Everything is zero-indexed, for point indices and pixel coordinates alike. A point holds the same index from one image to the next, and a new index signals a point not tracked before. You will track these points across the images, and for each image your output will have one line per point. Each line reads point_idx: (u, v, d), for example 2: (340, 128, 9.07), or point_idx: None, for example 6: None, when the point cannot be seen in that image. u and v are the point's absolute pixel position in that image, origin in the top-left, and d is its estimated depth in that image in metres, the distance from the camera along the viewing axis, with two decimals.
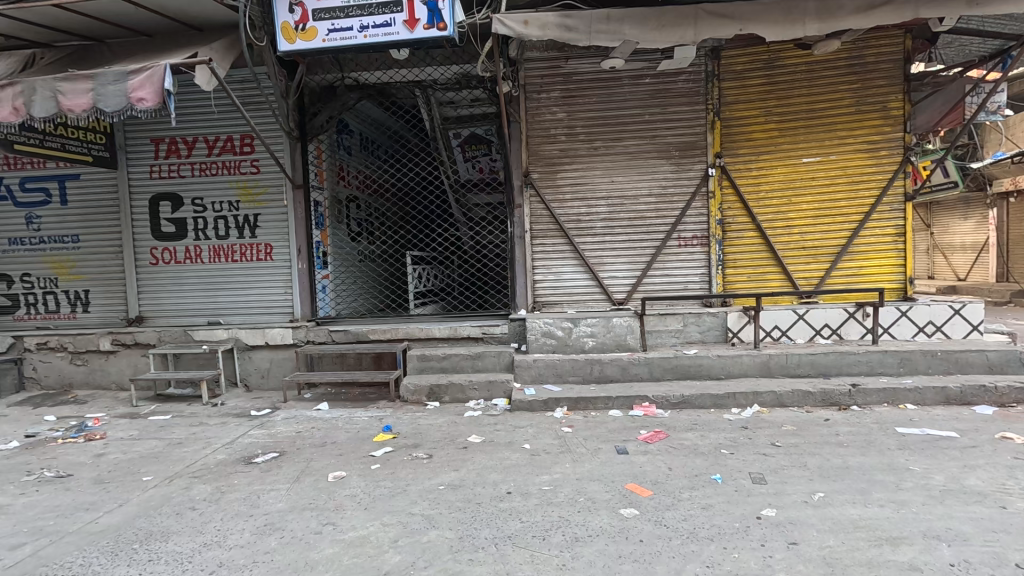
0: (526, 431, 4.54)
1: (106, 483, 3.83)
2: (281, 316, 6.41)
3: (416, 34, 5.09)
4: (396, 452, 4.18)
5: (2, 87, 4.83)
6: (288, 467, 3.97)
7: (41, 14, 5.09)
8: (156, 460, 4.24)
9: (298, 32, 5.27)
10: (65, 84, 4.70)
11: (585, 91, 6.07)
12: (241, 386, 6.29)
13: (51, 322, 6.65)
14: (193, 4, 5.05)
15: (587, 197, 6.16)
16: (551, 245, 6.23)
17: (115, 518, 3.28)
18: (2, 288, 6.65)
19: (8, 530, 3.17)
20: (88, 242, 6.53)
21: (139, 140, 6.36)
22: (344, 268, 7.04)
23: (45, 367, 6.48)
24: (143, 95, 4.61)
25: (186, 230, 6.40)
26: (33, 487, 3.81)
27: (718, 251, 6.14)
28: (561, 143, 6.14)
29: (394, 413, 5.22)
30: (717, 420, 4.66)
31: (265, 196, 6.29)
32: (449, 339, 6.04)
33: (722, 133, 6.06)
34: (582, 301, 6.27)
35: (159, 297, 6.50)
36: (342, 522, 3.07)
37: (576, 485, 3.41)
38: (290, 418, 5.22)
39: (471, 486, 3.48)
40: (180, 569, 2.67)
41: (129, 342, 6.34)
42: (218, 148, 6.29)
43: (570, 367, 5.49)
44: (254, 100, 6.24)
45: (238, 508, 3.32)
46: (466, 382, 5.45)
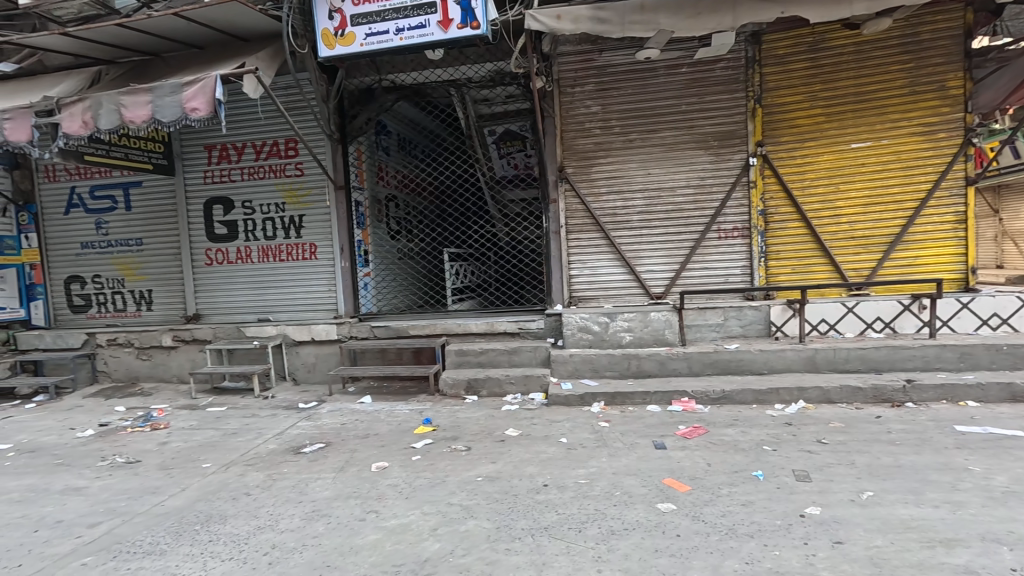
0: (563, 426, 4.56)
1: (170, 469, 4.11)
2: (326, 313, 6.66)
3: (450, 34, 5.17)
4: (435, 444, 4.30)
5: (72, 102, 5.22)
6: (333, 457, 4.14)
7: (105, 33, 5.47)
8: (214, 449, 4.53)
9: (337, 38, 5.45)
10: (127, 98, 5.05)
11: (620, 83, 6.00)
12: (289, 380, 6.59)
13: (119, 320, 7.16)
14: (240, 16, 5.30)
15: (623, 191, 6.09)
16: (587, 239, 6.21)
17: (179, 501, 3.53)
18: (76, 288, 7.21)
19: (86, 510, 3.47)
20: (150, 245, 6.97)
21: (193, 148, 6.74)
22: (385, 266, 7.25)
23: (115, 361, 6.97)
24: (196, 105, 4.89)
25: (236, 232, 6.74)
26: (107, 471, 4.15)
27: (760, 243, 5.96)
28: (596, 137, 6.09)
29: (433, 407, 5.35)
30: (759, 416, 4.54)
31: (309, 198, 6.54)
32: (486, 334, 6.12)
33: (763, 121, 5.87)
34: (619, 296, 6.22)
35: (214, 296, 6.88)
36: (384, 510, 3.20)
37: (613, 479, 3.42)
38: (335, 410, 5.44)
39: (508, 478, 3.55)
40: (237, 549, 2.86)
41: (188, 338, 6.76)
42: (265, 152, 6.59)
43: (607, 362, 5.47)
44: (298, 106, 6.49)
45: (288, 495, 3.50)
46: (503, 376, 5.52)
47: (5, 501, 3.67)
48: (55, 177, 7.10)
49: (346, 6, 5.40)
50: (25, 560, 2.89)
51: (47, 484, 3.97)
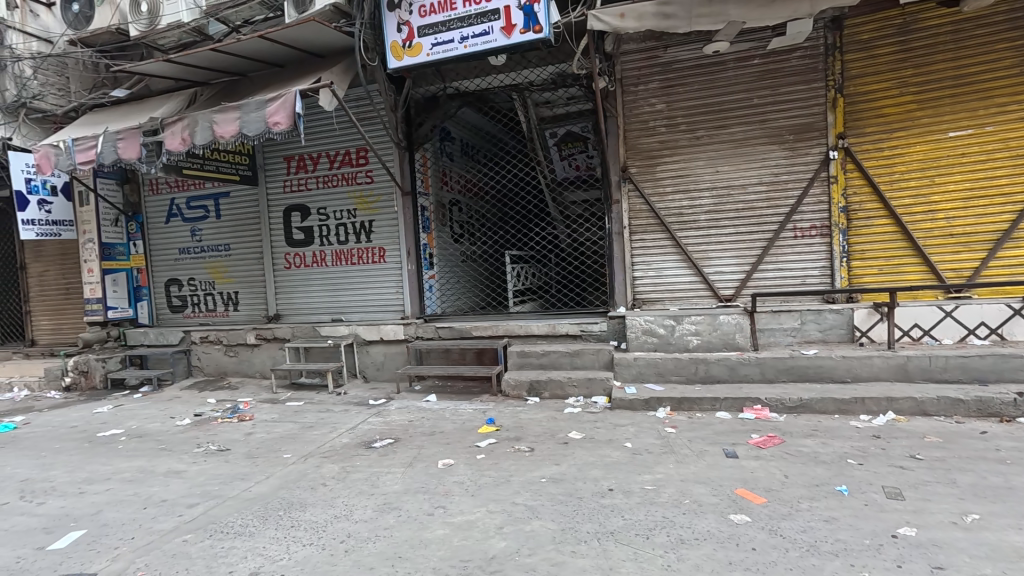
0: (627, 430, 4.48)
1: (255, 458, 4.44)
2: (394, 314, 6.94)
3: (513, 39, 5.23)
4: (500, 444, 4.36)
5: (173, 122, 5.76)
6: (402, 453, 4.30)
7: (201, 58, 6.00)
8: (293, 440, 4.84)
9: (405, 50, 5.68)
10: (219, 115, 5.51)
11: (685, 78, 5.82)
12: (359, 377, 6.92)
13: (210, 319, 7.81)
14: (318, 35, 5.65)
15: (690, 190, 5.90)
16: (652, 240, 6.06)
17: (264, 488, 3.80)
18: (175, 290, 7.95)
19: (186, 491, 3.83)
20: (237, 250, 7.55)
21: (274, 159, 7.24)
22: (449, 269, 7.42)
23: (206, 357, 7.61)
24: (279, 119, 5.26)
25: (312, 237, 7.16)
26: (202, 457, 4.55)
27: (841, 242, 5.58)
28: (661, 135, 5.94)
29: (496, 407, 5.43)
30: (842, 427, 4.25)
31: (379, 204, 6.84)
32: (548, 336, 6.13)
33: (845, 111, 5.49)
34: (686, 298, 6.01)
35: (292, 297, 7.34)
36: (452, 506, 3.29)
37: (681, 487, 3.32)
38: (402, 408, 5.65)
39: (572, 481, 3.53)
40: (317, 536, 3.04)
41: (270, 337, 7.25)
42: (338, 161, 6.96)
43: (673, 366, 5.32)
44: (368, 116, 6.79)
45: (361, 487, 3.68)
46: (565, 378, 5.51)
47: (120, 480, 4.12)
48: (158, 190, 7.87)
49: (413, 18, 5.62)
50: (136, 534, 3.21)
51: (153, 466, 4.41)
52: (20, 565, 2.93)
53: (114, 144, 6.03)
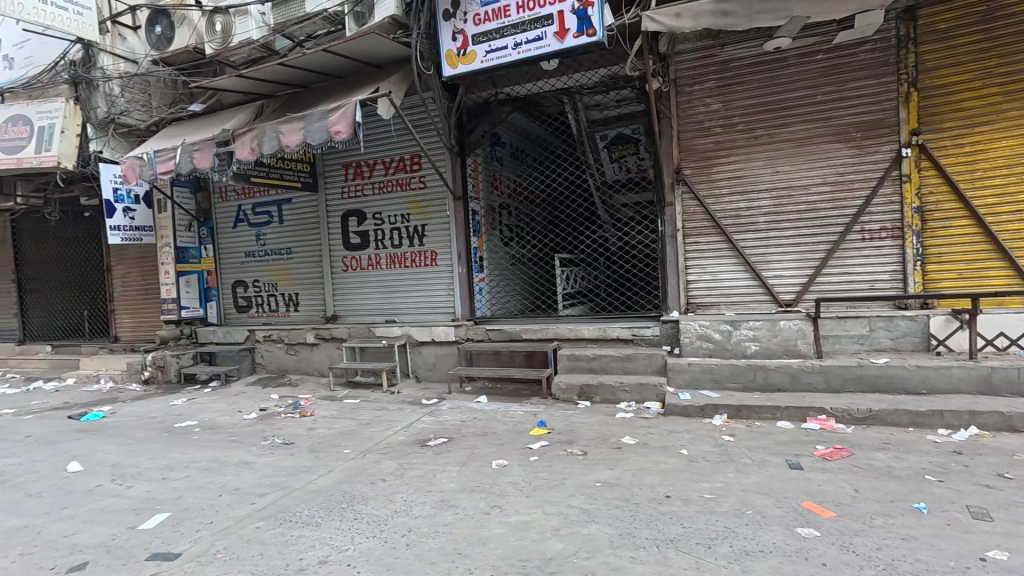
0: (683, 437, 4.39)
1: (318, 452, 4.65)
2: (444, 315, 7.07)
3: (566, 43, 5.25)
4: (552, 446, 4.37)
5: (244, 132, 6.13)
6: (457, 452, 4.39)
7: (270, 72, 6.36)
8: (352, 437, 5.03)
9: (459, 58, 5.82)
10: (285, 126, 5.82)
11: (743, 76, 5.66)
12: (412, 377, 7.10)
13: (273, 319, 8.22)
14: (376, 46, 5.86)
15: (747, 191, 5.72)
16: (707, 243, 5.91)
17: (327, 481, 3.97)
18: (241, 291, 8.42)
19: (256, 481, 4.05)
20: (298, 253, 7.93)
21: (333, 167, 7.56)
22: (498, 272, 7.50)
23: (269, 355, 8.02)
24: (340, 128, 5.50)
25: (368, 241, 7.43)
26: (269, 450, 4.80)
27: (915, 245, 5.25)
28: (717, 135, 5.80)
29: (547, 410, 5.44)
30: (918, 441, 4.00)
31: (431, 209, 7.01)
32: (598, 340, 6.10)
33: (919, 106, 5.17)
34: (743, 303, 5.82)
35: (349, 298, 7.63)
36: (507, 506, 3.33)
37: (742, 497, 3.22)
38: (455, 408, 5.76)
39: (628, 486, 3.50)
40: (379, 529, 3.15)
41: (328, 336, 7.57)
42: (393, 168, 7.20)
43: (730, 372, 5.17)
44: (423, 123, 6.97)
45: (418, 484, 3.79)
46: (617, 383, 5.45)
47: (197, 468, 4.41)
48: (227, 197, 8.38)
49: (468, 27, 5.75)
50: (214, 519, 3.44)
51: (225, 456, 4.69)
52: (116, 542, 3.20)
53: (190, 155, 6.47)
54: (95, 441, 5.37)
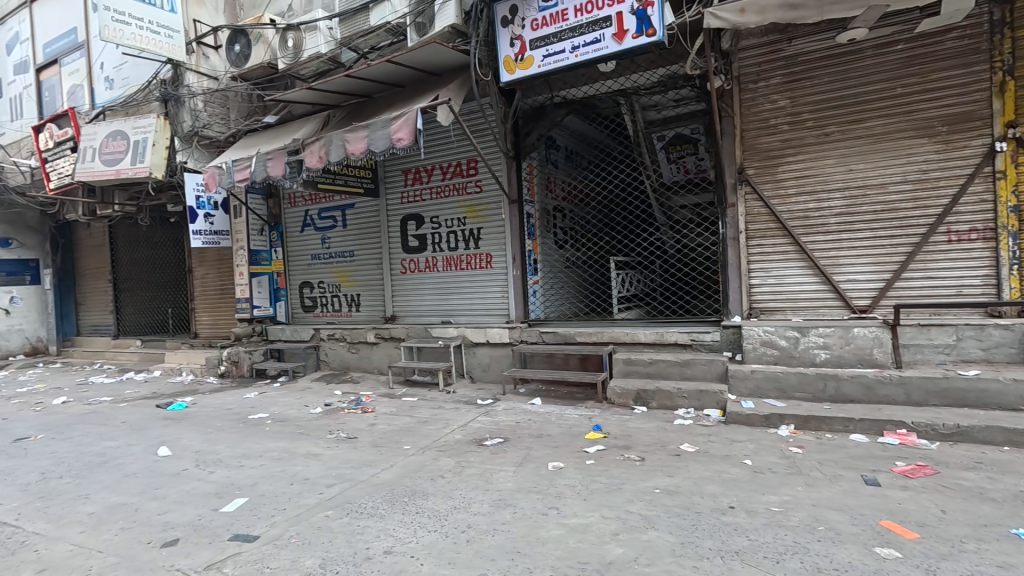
0: (746, 446, 4.24)
1: (380, 447, 4.84)
2: (499, 317, 7.16)
3: (625, 45, 5.21)
4: (608, 451, 4.34)
5: (313, 141, 6.47)
6: (513, 452, 4.44)
7: (337, 84, 6.69)
8: (410, 433, 5.19)
9: (517, 63, 5.90)
10: (351, 134, 6.11)
11: (814, 70, 5.39)
12: (467, 378, 7.23)
13: (336, 319, 8.61)
14: (437, 55, 6.04)
15: (818, 190, 5.44)
16: (772, 246, 5.66)
17: (389, 475, 4.13)
18: (307, 291, 8.88)
19: (324, 472, 4.27)
20: (360, 256, 8.28)
21: (393, 173, 7.85)
22: (553, 275, 7.52)
23: (333, 353, 8.40)
24: (402, 135, 5.70)
25: (426, 244, 7.65)
26: (334, 443, 5.05)
27: (1011, 247, 4.81)
28: (784, 133, 5.56)
29: (602, 414, 5.40)
30: (1014, 462, 3.66)
31: (487, 212, 7.13)
32: (655, 345, 5.98)
33: (1015, 96, 4.76)
34: (812, 309, 5.54)
35: (407, 299, 7.88)
36: (565, 508, 3.34)
37: (813, 512, 3.07)
38: (509, 408, 5.83)
39: (689, 494, 3.42)
40: (439, 524, 3.24)
41: (387, 336, 7.85)
42: (450, 172, 7.38)
43: (796, 381, 4.94)
44: (480, 128, 7.11)
45: (476, 482, 3.86)
46: (675, 389, 5.33)
47: (270, 458, 4.70)
48: (295, 203, 8.88)
49: (526, 32, 5.82)
50: (287, 506, 3.66)
51: (295, 448, 4.97)
52: (202, 522, 3.47)
53: (264, 163, 6.90)
54: (181, 429, 5.84)
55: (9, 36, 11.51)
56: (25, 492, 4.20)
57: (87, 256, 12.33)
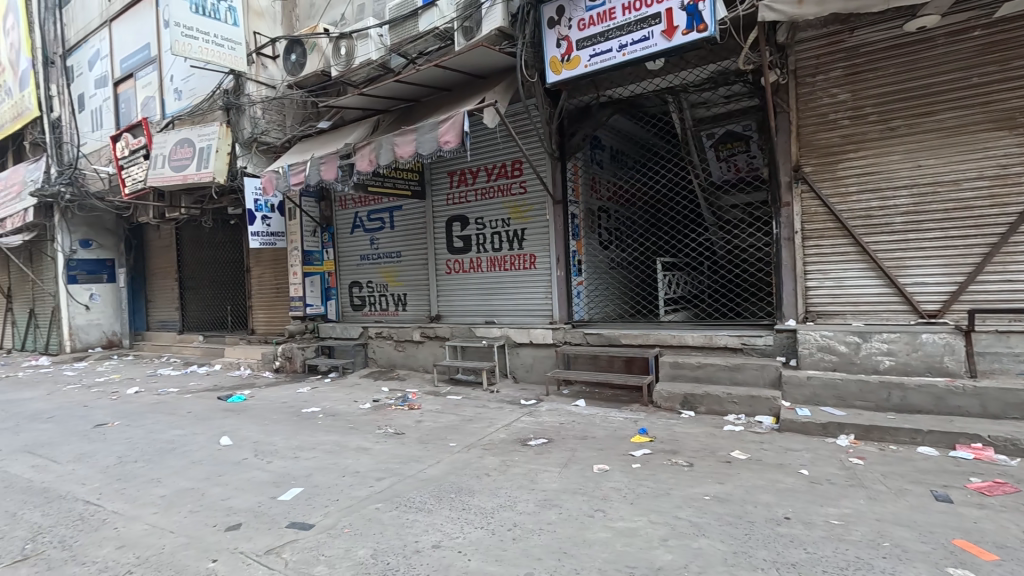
0: (802, 455, 4.07)
1: (426, 443, 4.95)
2: (542, 318, 7.17)
3: (675, 41, 5.11)
4: (655, 455, 4.27)
5: (364, 145, 6.68)
6: (557, 453, 4.44)
7: (387, 89, 6.88)
8: (455, 431, 5.28)
9: (563, 64, 5.89)
10: (400, 138, 6.27)
11: (878, 62, 5.12)
12: (510, 378, 7.28)
13: (383, 317, 8.85)
14: (484, 58, 6.12)
15: (881, 188, 5.15)
16: (831, 247, 5.40)
17: (436, 471, 4.21)
18: (357, 291, 9.18)
19: (373, 466, 4.41)
20: (406, 256, 8.49)
21: (439, 175, 8.00)
22: (597, 276, 7.47)
23: (380, 350, 8.64)
24: (449, 138, 5.81)
25: (470, 245, 7.75)
26: (383, 438, 5.20)
27: None
28: (844, 128, 5.30)
29: (647, 417, 5.31)
30: None
31: (531, 213, 7.15)
32: (703, 348, 5.83)
33: None
34: (874, 314, 5.25)
35: (451, 299, 8.01)
36: (611, 511, 3.31)
37: (877, 527, 2.92)
38: (553, 409, 5.83)
39: (740, 503, 3.31)
40: (486, 521, 3.28)
41: (432, 335, 8.00)
42: (495, 174, 7.45)
43: (857, 389, 4.70)
44: (525, 129, 7.14)
45: (521, 482, 3.88)
46: (724, 394, 5.17)
47: (323, 450, 4.89)
48: (346, 206, 9.20)
49: (573, 33, 5.80)
50: (340, 497, 3.80)
51: (346, 441, 5.15)
52: (262, 508, 3.66)
53: (318, 167, 7.18)
54: (240, 420, 6.17)
55: (91, 53, 12.48)
56: (104, 474, 4.54)
57: (155, 256, 13.21)
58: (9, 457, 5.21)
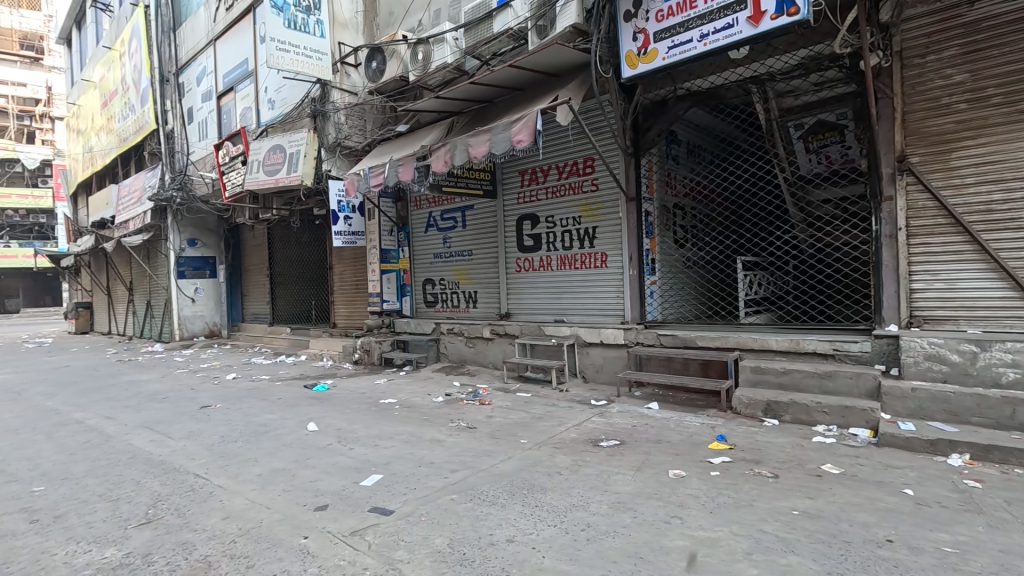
0: (905, 473, 3.71)
1: (497, 438, 5.02)
2: (613, 318, 7.04)
3: (762, 27, 4.82)
4: (735, 463, 4.06)
5: (439, 147, 6.87)
6: (630, 456, 4.35)
7: (462, 91, 7.05)
8: (526, 428, 5.32)
9: (639, 57, 5.76)
10: (473, 139, 6.39)
11: (1003, 36, 4.56)
12: (579, 377, 7.21)
13: (454, 314, 9.08)
14: (558, 56, 6.10)
15: (1005, 179, 4.59)
16: (941, 245, 4.87)
17: (508, 467, 4.27)
18: (430, 288, 9.48)
19: (447, 458, 4.53)
20: (478, 255, 8.65)
21: (510, 174, 8.08)
22: (672, 275, 7.22)
23: (451, 346, 8.88)
24: (522, 137, 5.83)
25: (540, 244, 7.76)
26: (456, 431, 5.33)
27: None
28: (960, 113, 4.77)
29: (726, 424, 5.06)
30: None
31: (602, 211, 7.04)
32: (789, 353, 5.47)
33: None
34: (994, 320, 4.68)
35: (521, 298, 8.07)
36: (690, 518, 3.19)
37: (1001, 559, 2.60)
38: (624, 411, 5.72)
39: (834, 520, 3.08)
40: (558, 519, 3.28)
41: (502, 333, 8.10)
42: (566, 172, 7.40)
43: (972, 404, 4.23)
44: (598, 125, 7.03)
45: (593, 482, 3.84)
46: (813, 403, 4.83)
47: (399, 441, 5.10)
48: (420, 206, 9.53)
49: (650, 24, 5.64)
50: (417, 486, 3.94)
51: (421, 433, 5.34)
52: (346, 492, 3.88)
53: (395, 169, 7.48)
54: (324, 408, 6.57)
55: (198, 69, 13.78)
56: (210, 451, 5.02)
57: (249, 254, 14.37)
58: (132, 431, 5.89)
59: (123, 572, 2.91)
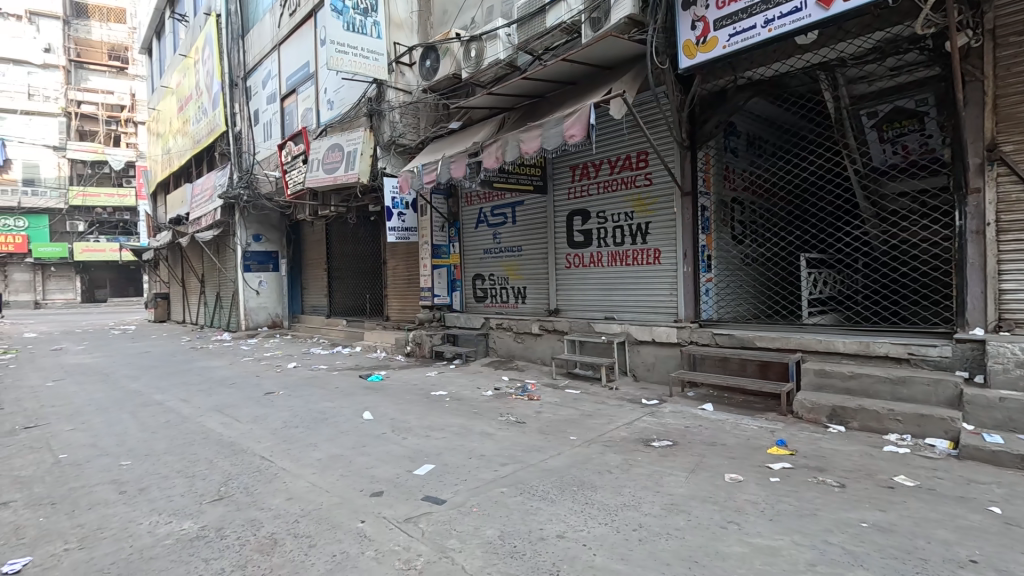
0: (991, 490, 3.42)
1: (547, 434, 5.03)
2: (666, 315, 6.87)
3: (833, 10, 4.53)
4: (796, 470, 3.88)
5: (491, 144, 6.91)
6: (683, 457, 4.25)
7: (514, 87, 7.05)
8: (576, 425, 5.30)
9: (698, 47, 5.56)
10: (525, 135, 6.38)
11: None
12: (630, 375, 7.09)
13: (503, 309, 9.13)
14: (611, 49, 5.99)
15: None
16: None
17: (558, 463, 4.27)
18: (479, 283, 9.58)
19: (497, 452, 4.59)
20: (527, 250, 8.67)
21: (561, 169, 8.03)
22: (728, 273, 6.97)
23: (500, 341, 8.95)
24: (574, 132, 5.76)
25: (591, 239, 7.68)
26: (505, 426, 5.38)
27: None
28: None
29: (787, 428, 4.84)
30: None
31: (656, 206, 6.88)
32: (857, 356, 5.14)
33: None
34: None
35: (570, 293, 8.02)
36: (747, 525, 3.08)
37: None
38: (677, 411, 5.59)
39: (908, 536, 2.88)
40: (609, 517, 3.25)
41: (551, 328, 8.09)
42: (619, 166, 7.28)
43: None
44: (653, 118, 6.85)
45: (645, 482, 3.78)
46: (884, 410, 4.53)
47: (451, 432, 5.21)
48: (471, 202, 9.65)
49: (710, 12, 5.44)
50: (468, 477, 4.02)
51: (471, 425, 5.43)
52: (400, 480, 4.00)
53: (448, 166, 7.59)
54: (379, 398, 6.80)
55: (264, 73, 14.51)
56: (274, 435, 5.31)
57: (309, 249, 15.05)
58: (205, 413, 6.32)
59: (199, 544, 3.14)
